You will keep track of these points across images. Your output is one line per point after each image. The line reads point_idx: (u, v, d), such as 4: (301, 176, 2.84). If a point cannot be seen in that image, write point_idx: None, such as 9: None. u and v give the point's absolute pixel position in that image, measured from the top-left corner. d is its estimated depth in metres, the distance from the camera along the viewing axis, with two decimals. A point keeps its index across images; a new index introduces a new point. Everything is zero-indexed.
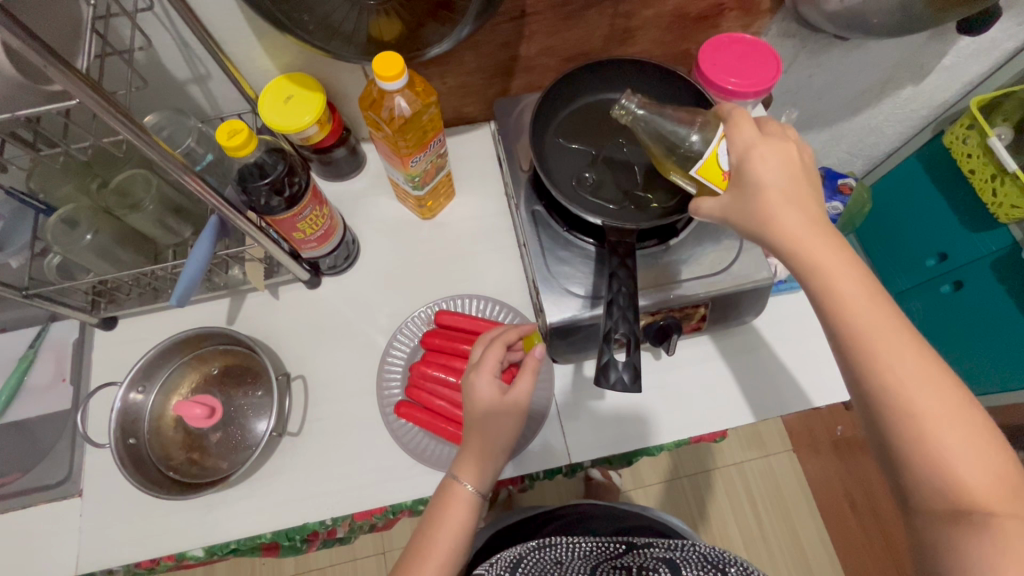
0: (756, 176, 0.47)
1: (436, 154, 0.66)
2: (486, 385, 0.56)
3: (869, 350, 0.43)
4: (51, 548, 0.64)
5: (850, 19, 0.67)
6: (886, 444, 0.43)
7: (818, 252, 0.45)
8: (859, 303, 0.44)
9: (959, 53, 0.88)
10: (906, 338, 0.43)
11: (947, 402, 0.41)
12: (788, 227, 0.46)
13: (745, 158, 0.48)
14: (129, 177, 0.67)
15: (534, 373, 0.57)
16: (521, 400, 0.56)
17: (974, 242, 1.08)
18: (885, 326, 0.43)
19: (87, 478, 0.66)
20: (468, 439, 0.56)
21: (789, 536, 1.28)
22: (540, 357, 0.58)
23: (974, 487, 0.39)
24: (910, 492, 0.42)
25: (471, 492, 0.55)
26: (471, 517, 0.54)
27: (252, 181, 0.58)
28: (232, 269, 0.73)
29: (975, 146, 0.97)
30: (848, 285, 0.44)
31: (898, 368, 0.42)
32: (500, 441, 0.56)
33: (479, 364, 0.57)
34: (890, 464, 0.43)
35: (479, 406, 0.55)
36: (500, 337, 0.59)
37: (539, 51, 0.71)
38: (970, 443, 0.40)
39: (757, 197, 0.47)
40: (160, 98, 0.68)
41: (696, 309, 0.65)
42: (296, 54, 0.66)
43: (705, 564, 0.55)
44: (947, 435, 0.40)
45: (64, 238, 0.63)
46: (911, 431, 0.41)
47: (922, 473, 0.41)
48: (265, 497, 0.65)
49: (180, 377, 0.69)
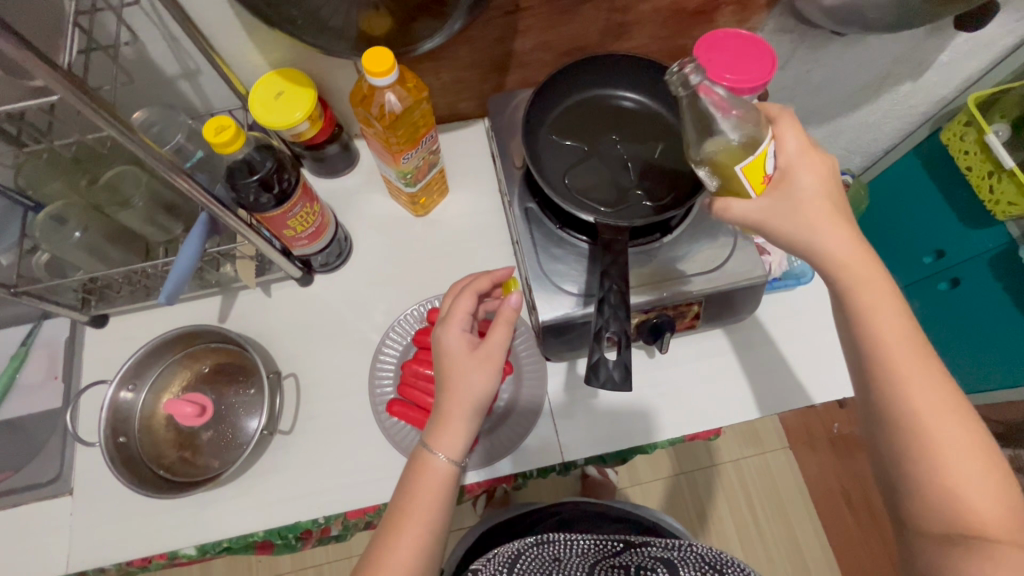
0: (800, 187, 0.48)
1: (428, 150, 0.65)
2: (456, 338, 0.55)
3: (897, 375, 0.44)
4: (43, 546, 0.64)
5: (847, 15, 0.67)
6: (897, 465, 0.44)
7: (857, 277, 0.47)
8: (889, 329, 0.45)
9: (958, 48, 0.88)
10: (933, 368, 0.44)
11: (965, 434, 0.42)
12: (827, 245, 0.47)
13: (790, 170, 0.49)
14: (118, 173, 0.66)
15: (509, 325, 0.55)
16: (494, 351, 0.54)
17: (971, 239, 1.07)
18: (910, 351, 0.45)
19: (80, 477, 0.66)
20: (443, 404, 0.53)
21: (786, 533, 1.28)
22: (516, 307, 0.55)
23: (979, 515, 0.41)
24: (913, 512, 0.44)
25: (444, 462, 0.53)
26: (446, 484, 0.53)
27: (241, 177, 0.56)
28: (223, 267, 0.72)
29: (972, 142, 0.96)
30: (881, 307, 0.46)
31: (924, 396, 0.43)
32: (475, 398, 0.54)
33: (448, 316, 0.57)
34: (897, 484, 0.45)
35: (448, 359, 0.54)
36: (471, 287, 0.58)
37: (534, 46, 0.71)
38: (982, 475, 0.42)
39: (800, 210, 0.48)
40: (150, 94, 0.68)
41: (690, 306, 0.64)
42: (288, 50, 0.65)
43: (704, 565, 0.56)
44: (963, 466, 0.42)
45: (52, 235, 0.63)
46: (925, 456, 0.42)
47: (931, 497, 0.42)
48: (258, 495, 0.65)
49: (171, 375, 0.69)
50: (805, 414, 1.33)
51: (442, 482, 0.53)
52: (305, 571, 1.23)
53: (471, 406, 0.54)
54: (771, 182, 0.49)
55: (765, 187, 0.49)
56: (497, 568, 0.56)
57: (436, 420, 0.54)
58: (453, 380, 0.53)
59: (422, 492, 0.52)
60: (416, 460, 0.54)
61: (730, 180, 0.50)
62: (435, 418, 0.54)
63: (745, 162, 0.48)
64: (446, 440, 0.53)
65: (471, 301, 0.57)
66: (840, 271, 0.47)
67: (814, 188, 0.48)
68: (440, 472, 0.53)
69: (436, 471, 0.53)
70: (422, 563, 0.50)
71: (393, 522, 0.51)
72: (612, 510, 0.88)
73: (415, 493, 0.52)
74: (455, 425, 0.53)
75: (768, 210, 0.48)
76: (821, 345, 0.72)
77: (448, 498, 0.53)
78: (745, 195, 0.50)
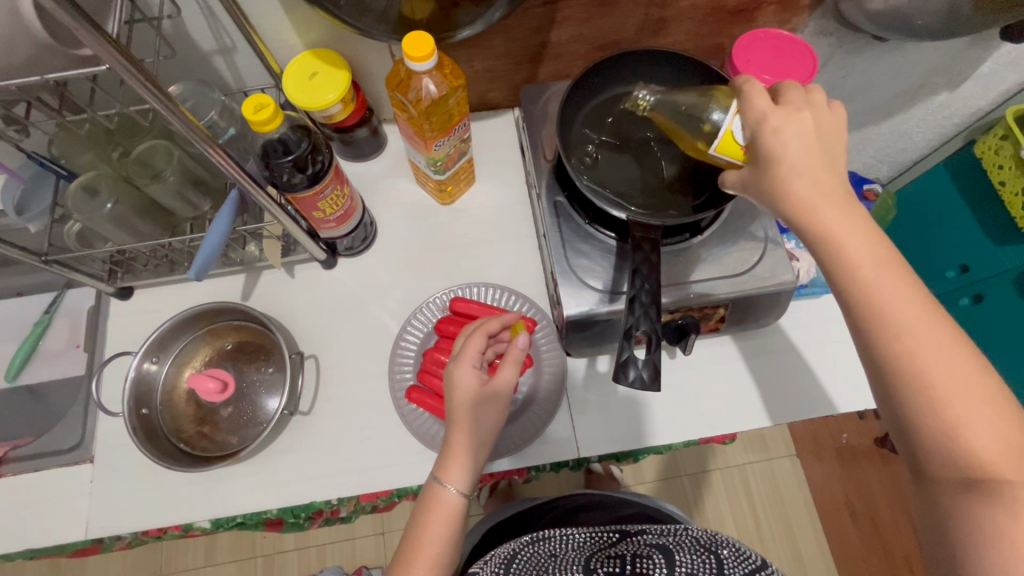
0: (773, 147, 0.44)
1: (460, 138, 0.65)
2: (467, 374, 0.54)
3: (883, 316, 0.40)
4: (64, 510, 0.65)
5: (894, 19, 0.66)
6: (896, 415, 0.41)
7: (832, 220, 0.42)
8: (870, 268, 0.41)
9: (999, 60, 0.86)
10: (918, 302, 0.40)
11: (965, 370, 0.38)
12: (800, 188, 0.43)
13: (758, 135, 0.45)
14: (150, 147, 0.66)
15: (518, 364, 0.56)
16: (503, 390, 0.55)
17: (997, 255, 1.06)
18: (896, 287, 0.40)
19: (102, 447, 0.67)
20: (452, 440, 0.53)
21: (787, 539, 1.28)
22: (524, 347, 0.57)
23: (990, 459, 0.37)
24: (921, 462, 0.40)
25: (455, 494, 0.52)
26: (457, 515, 0.53)
27: (275, 156, 0.57)
28: (248, 246, 0.73)
29: (1008, 158, 0.94)
30: (861, 251, 0.41)
31: (915, 337, 0.39)
32: (484, 434, 0.55)
33: (460, 352, 0.56)
34: (900, 435, 0.41)
35: (458, 394, 0.54)
36: (482, 327, 0.58)
37: (570, 38, 0.70)
38: (988, 412, 0.38)
39: (769, 170, 0.45)
40: (185, 68, 0.68)
41: (716, 309, 0.64)
42: (324, 30, 0.65)
43: (698, 547, 0.56)
44: (961, 402, 0.38)
45: (84, 206, 0.63)
46: (921, 400, 0.39)
47: (935, 441, 0.38)
48: (275, 472, 0.66)
49: (193, 350, 0.70)
50: (812, 424, 1.30)
51: (453, 514, 0.52)
52: (309, 550, 1.25)
53: (469, 407, 0.53)
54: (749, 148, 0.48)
55: (746, 155, 0.48)
56: (494, 568, 0.57)
57: (442, 453, 0.54)
58: (461, 415, 0.53)
59: (433, 522, 0.52)
60: (427, 491, 0.53)
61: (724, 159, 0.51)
62: (442, 450, 0.54)
63: (716, 144, 0.49)
64: (453, 470, 0.53)
65: (485, 343, 0.56)
66: (812, 214, 0.43)
67: (792, 146, 0.44)
68: (451, 506, 0.52)
69: (446, 502, 0.52)
70: None
71: (407, 549, 0.51)
72: (613, 500, 0.89)
73: (429, 521, 0.52)
74: (459, 456, 0.53)
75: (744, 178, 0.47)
76: (845, 352, 0.71)
77: (457, 528, 0.53)
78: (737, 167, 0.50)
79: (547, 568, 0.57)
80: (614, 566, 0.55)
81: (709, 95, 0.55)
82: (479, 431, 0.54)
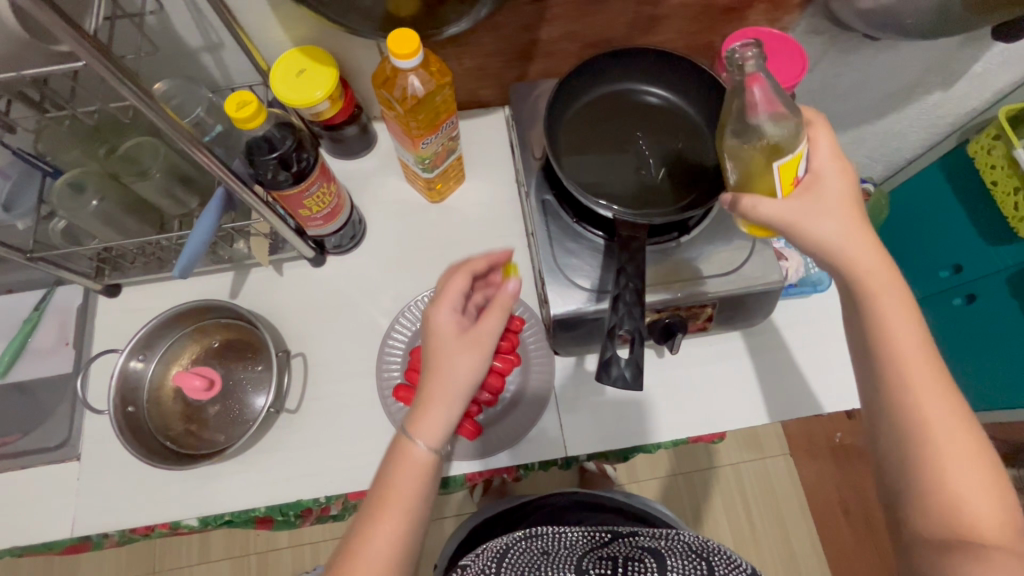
0: (824, 189, 0.47)
1: (448, 136, 0.65)
2: (446, 314, 0.53)
3: (903, 374, 0.44)
4: (50, 507, 0.65)
5: (884, 18, 0.66)
6: (896, 466, 0.44)
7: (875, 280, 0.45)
8: (899, 328, 0.45)
9: (991, 60, 0.86)
10: (940, 378, 0.43)
11: (965, 437, 0.42)
12: (838, 232, 0.46)
13: (820, 175, 0.47)
14: (136, 144, 0.66)
15: (504, 311, 0.53)
16: (487, 339, 0.52)
17: (990, 254, 1.05)
18: (919, 351, 0.44)
19: (87, 444, 0.67)
20: (427, 386, 0.51)
21: (779, 537, 1.29)
22: (514, 293, 0.54)
23: (975, 520, 0.40)
24: (908, 513, 0.43)
25: (424, 450, 0.49)
26: (428, 471, 0.50)
27: (260, 155, 0.56)
28: (237, 243, 0.72)
29: (1000, 157, 0.94)
30: (893, 311, 0.45)
31: (928, 398, 0.43)
32: (464, 384, 0.51)
33: (441, 293, 0.54)
34: (894, 484, 0.45)
35: (435, 339, 0.52)
36: (467, 267, 0.56)
37: (560, 36, 0.69)
38: (980, 478, 0.41)
39: (824, 208, 0.46)
40: (172, 65, 0.68)
41: (703, 309, 0.64)
42: (312, 28, 0.65)
43: (690, 553, 0.56)
44: (956, 466, 0.41)
45: (70, 202, 0.63)
46: (923, 453, 0.42)
47: (924, 498, 0.42)
48: (262, 470, 0.65)
49: (180, 348, 0.69)
50: (806, 423, 1.28)
51: (423, 469, 0.49)
52: (301, 548, 1.25)
53: (446, 347, 0.52)
54: (801, 185, 0.48)
55: (791, 192, 0.47)
56: (484, 565, 0.56)
57: (414, 405, 0.51)
58: (439, 360, 0.51)
59: (402, 475, 0.49)
60: (394, 446, 0.50)
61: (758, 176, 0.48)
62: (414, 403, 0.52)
63: (784, 160, 0.46)
64: (423, 424, 0.50)
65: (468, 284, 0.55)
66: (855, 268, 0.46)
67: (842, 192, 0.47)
68: (419, 464, 0.49)
69: (414, 459, 0.49)
70: (404, 543, 0.47)
71: (373, 504, 0.48)
72: (601, 501, 0.89)
73: (396, 478, 0.49)
74: (436, 410, 0.50)
75: (795, 209, 0.46)
76: (834, 352, 0.71)
77: (427, 487, 0.50)
78: (769, 193, 0.48)
79: (540, 565, 0.56)
80: (606, 567, 0.55)
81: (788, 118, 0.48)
82: (459, 378, 0.51)
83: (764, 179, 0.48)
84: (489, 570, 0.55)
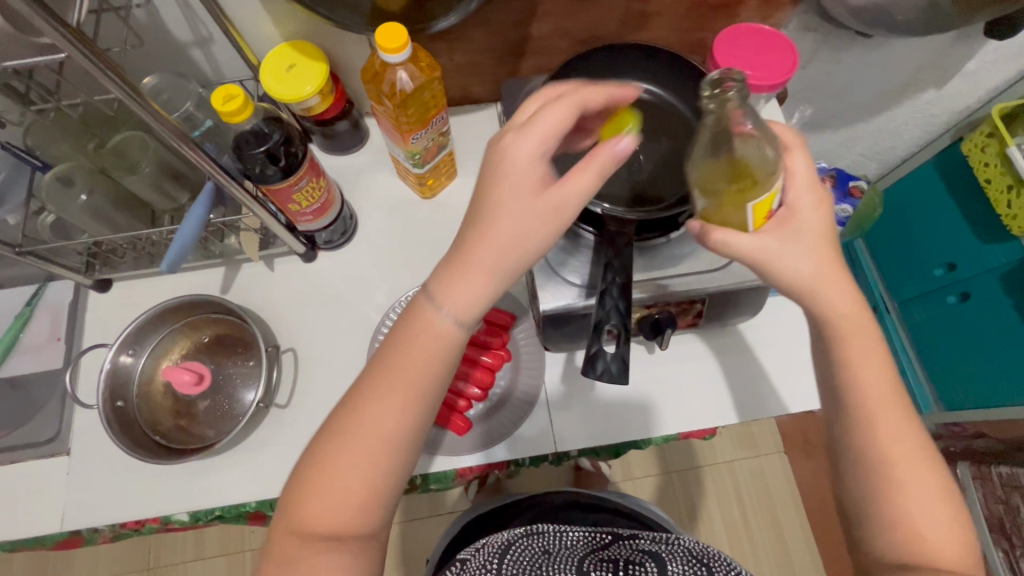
0: (799, 223, 0.45)
1: (439, 131, 0.64)
2: (527, 151, 0.42)
3: (867, 412, 0.44)
4: (40, 501, 0.65)
5: (875, 15, 0.66)
6: (858, 499, 0.45)
7: (841, 318, 0.44)
8: (865, 366, 0.44)
9: (985, 57, 0.86)
10: (903, 415, 0.44)
11: (925, 473, 0.43)
12: (814, 262, 0.44)
13: (793, 211, 0.45)
14: (126, 138, 0.66)
15: (600, 173, 0.42)
16: (568, 202, 0.42)
17: (985, 253, 1.05)
18: (885, 388, 0.44)
19: (78, 438, 0.67)
20: (475, 243, 0.42)
21: (774, 536, 1.28)
22: (620, 153, 0.41)
23: (933, 555, 0.42)
24: (868, 543, 0.45)
25: (449, 323, 0.43)
26: (448, 349, 0.43)
27: (249, 148, 0.57)
28: (228, 238, 0.72)
29: (993, 155, 0.94)
30: (860, 348, 0.44)
31: (891, 437, 0.43)
32: (524, 257, 0.43)
33: (529, 123, 0.43)
34: (855, 516, 0.45)
35: (504, 180, 0.42)
36: (575, 97, 0.43)
37: (551, 32, 0.69)
38: (938, 514, 0.42)
39: (801, 244, 0.44)
40: (162, 60, 0.68)
41: (693, 305, 0.64)
42: (302, 22, 0.65)
43: (691, 559, 0.55)
44: (914, 503, 0.42)
45: (59, 196, 0.62)
46: (883, 492, 0.43)
47: (884, 533, 0.43)
48: (252, 465, 0.65)
49: (171, 343, 0.69)
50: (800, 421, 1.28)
51: (443, 346, 0.43)
52: None
53: (515, 196, 0.42)
54: (773, 219, 0.45)
55: (761, 228, 0.45)
56: (487, 557, 0.56)
57: (451, 264, 0.43)
58: (495, 215, 0.42)
59: (418, 346, 0.43)
60: (414, 312, 0.44)
61: (729, 211, 0.45)
62: (452, 260, 0.43)
63: (758, 199, 0.43)
64: (454, 292, 0.42)
65: (565, 124, 0.43)
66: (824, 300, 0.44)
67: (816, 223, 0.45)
68: (442, 338, 0.43)
69: (437, 334, 0.43)
70: (411, 426, 0.43)
71: (377, 378, 0.43)
72: (596, 500, 0.88)
73: (409, 351, 0.43)
74: (477, 278, 0.42)
75: (772, 248, 0.44)
76: None
77: (448, 367, 0.44)
78: (741, 227, 0.45)
79: (541, 563, 0.55)
80: (607, 569, 0.54)
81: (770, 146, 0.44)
82: (520, 242, 0.42)
83: (731, 213, 0.45)
84: (492, 565, 0.55)
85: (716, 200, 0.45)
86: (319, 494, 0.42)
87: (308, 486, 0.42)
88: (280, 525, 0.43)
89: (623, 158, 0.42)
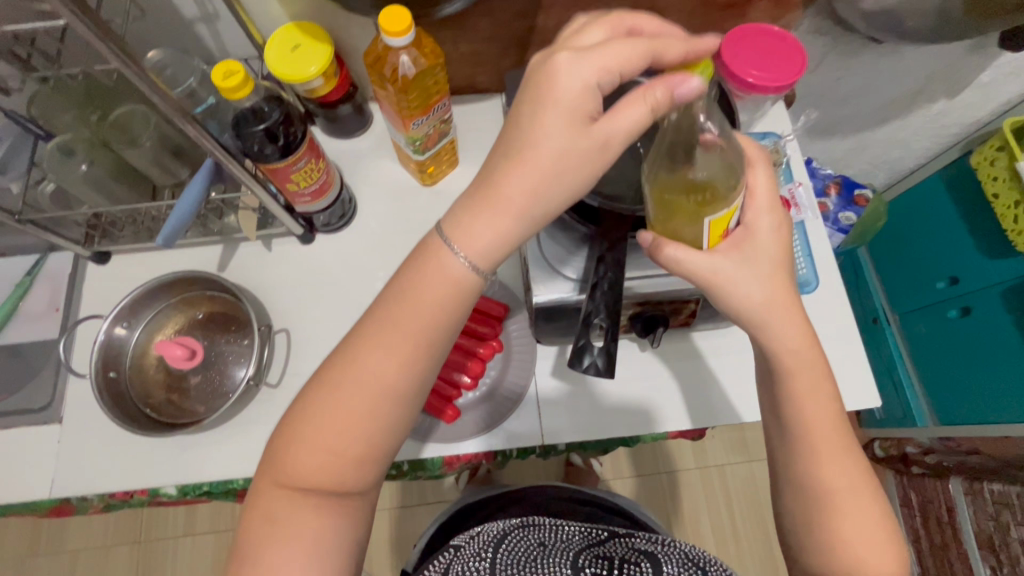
0: (755, 244, 0.46)
1: (441, 119, 0.65)
2: (584, 74, 0.41)
3: (811, 442, 0.46)
4: (30, 466, 0.66)
5: (884, 20, 0.65)
6: (802, 520, 0.48)
7: (783, 350, 0.46)
8: (812, 400, 0.46)
9: (998, 69, 0.85)
10: (845, 444, 0.46)
11: (861, 500, 0.46)
12: (766, 286, 0.46)
13: (750, 228, 0.47)
14: (128, 112, 0.66)
15: (649, 109, 0.41)
16: (614, 138, 0.42)
17: (988, 268, 1.03)
18: (828, 420, 0.46)
19: (70, 407, 0.68)
20: (507, 176, 0.42)
21: (761, 541, 1.29)
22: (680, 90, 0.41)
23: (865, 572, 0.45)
24: (807, 557, 0.48)
25: (460, 265, 0.43)
26: (456, 292, 0.44)
27: (247, 126, 0.58)
28: (227, 217, 0.73)
29: (1002, 168, 0.92)
30: (804, 383, 0.46)
31: (832, 466, 0.46)
32: (553, 197, 0.43)
33: (592, 49, 0.42)
34: (798, 535, 0.49)
35: (553, 103, 0.42)
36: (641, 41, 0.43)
37: (557, 24, 0.69)
38: (870, 536, 0.45)
39: (756, 266, 0.46)
40: (167, 35, 0.68)
41: (686, 304, 0.63)
42: (307, 4, 0.65)
43: (687, 562, 0.54)
44: (848, 526, 0.45)
45: (59, 166, 0.64)
46: (824, 514, 0.46)
47: (822, 552, 0.47)
48: (240, 442, 0.66)
49: (165, 318, 0.70)
50: None
51: (451, 290, 0.44)
52: None
53: (559, 125, 0.42)
54: (730, 238, 0.47)
55: (716, 244, 0.46)
56: (483, 545, 0.56)
57: (480, 198, 0.43)
58: (531, 148, 0.42)
59: (426, 285, 0.44)
60: (427, 253, 0.44)
61: (685, 224, 0.46)
62: (479, 196, 0.44)
63: (716, 216, 0.44)
64: (470, 233, 0.43)
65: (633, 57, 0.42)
66: (773, 328, 0.46)
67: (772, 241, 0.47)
68: (453, 283, 0.44)
69: (448, 278, 0.43)
70: (414, 369, 0.44)
71: (380, 319, 0.44)
72: (585, 495, 0.89)
73: (415, 294, 0.44)
74: (496, 217, 0.43)
75: (725, 271, 0.45)
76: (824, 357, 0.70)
77: (455, 311, 0.44)
78: (696, 241, 0.47)
79: (536, 554, 0.55)
80: (602, 567, 0.54)
81: (736, 166, 0.45)
82: (553, 179, 0.42)
83: (687, 227, 0.46)
84: (487, 552, 0.55)
85: (671, 214, 0.46)
86: (309, 441, 0.43)
87: (299, 433, 0.43)
88: (266, 473, 0.44)
89: (682, 100, 0.41)
